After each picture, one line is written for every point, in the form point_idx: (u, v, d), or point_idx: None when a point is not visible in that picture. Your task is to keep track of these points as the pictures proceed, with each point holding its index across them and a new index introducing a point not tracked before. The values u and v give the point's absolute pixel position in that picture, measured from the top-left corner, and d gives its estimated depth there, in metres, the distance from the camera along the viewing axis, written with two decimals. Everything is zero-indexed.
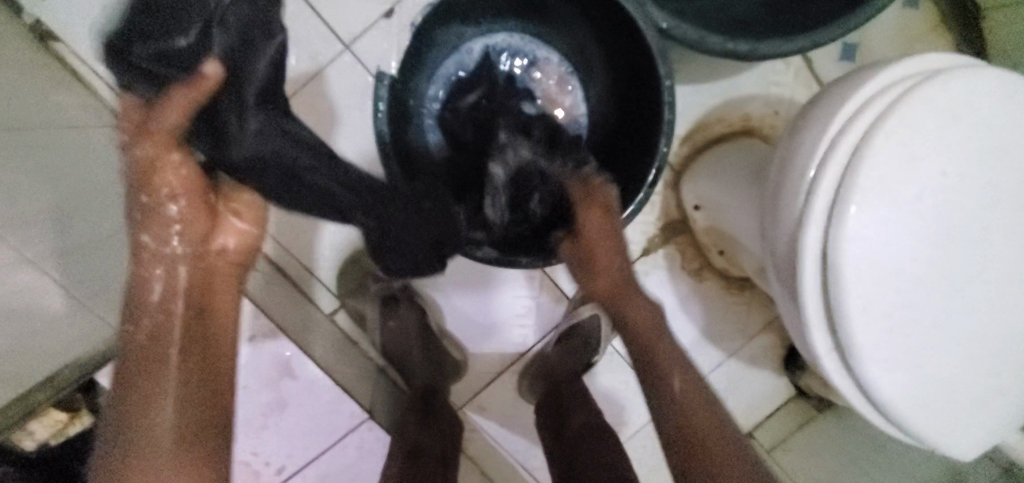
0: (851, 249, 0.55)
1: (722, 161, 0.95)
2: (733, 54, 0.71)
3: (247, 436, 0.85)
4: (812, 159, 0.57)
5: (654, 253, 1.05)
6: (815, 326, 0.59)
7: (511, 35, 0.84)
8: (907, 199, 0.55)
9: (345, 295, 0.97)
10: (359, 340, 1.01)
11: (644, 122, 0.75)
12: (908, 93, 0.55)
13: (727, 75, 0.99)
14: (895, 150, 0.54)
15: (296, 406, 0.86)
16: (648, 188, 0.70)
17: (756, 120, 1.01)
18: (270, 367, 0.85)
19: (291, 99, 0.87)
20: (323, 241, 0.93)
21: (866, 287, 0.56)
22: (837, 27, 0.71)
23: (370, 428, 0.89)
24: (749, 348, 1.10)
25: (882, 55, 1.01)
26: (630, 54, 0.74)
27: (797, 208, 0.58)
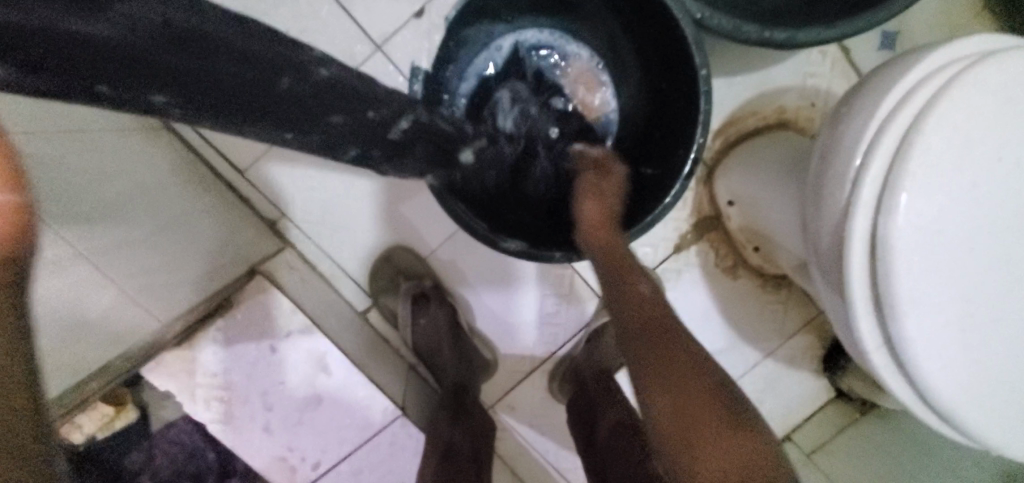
0: (902, 239, 0.53)
1: (758, 154, 0.93)
2: (770, 43, 0.69)
3: (283, 431, 0.85)
4: (857, 147, 0.55)
5: (687, 250, 1.03)
6: (863, 320, 0.56)
7: (540, 31, 0.83)
8: (961, 185, 0.53)
9: (377, 293, 0.98)
10: (391, 337, 1.02)
11: (678, 114, 0.73)
12: (961, 74, 0.53)
13: (761, 67, 0.97)
14: (948, 135, 0.52)
15: (330, 402, 0.86)
16: (684, 181, 0.68)
17: (792, 112, 0.99)
18: (305, 363, 0.85)
19: None
20: (357, 241, 0.97)
21: (917, 278, 0.54)
22: (878, 12, 0.69)
23: (402, 424, 0.88)
24: (787, 347, 1.06)
25: (925, 43, 0.97)
26: (662, 45, 0.72)
27: (843, 198, 0.56)
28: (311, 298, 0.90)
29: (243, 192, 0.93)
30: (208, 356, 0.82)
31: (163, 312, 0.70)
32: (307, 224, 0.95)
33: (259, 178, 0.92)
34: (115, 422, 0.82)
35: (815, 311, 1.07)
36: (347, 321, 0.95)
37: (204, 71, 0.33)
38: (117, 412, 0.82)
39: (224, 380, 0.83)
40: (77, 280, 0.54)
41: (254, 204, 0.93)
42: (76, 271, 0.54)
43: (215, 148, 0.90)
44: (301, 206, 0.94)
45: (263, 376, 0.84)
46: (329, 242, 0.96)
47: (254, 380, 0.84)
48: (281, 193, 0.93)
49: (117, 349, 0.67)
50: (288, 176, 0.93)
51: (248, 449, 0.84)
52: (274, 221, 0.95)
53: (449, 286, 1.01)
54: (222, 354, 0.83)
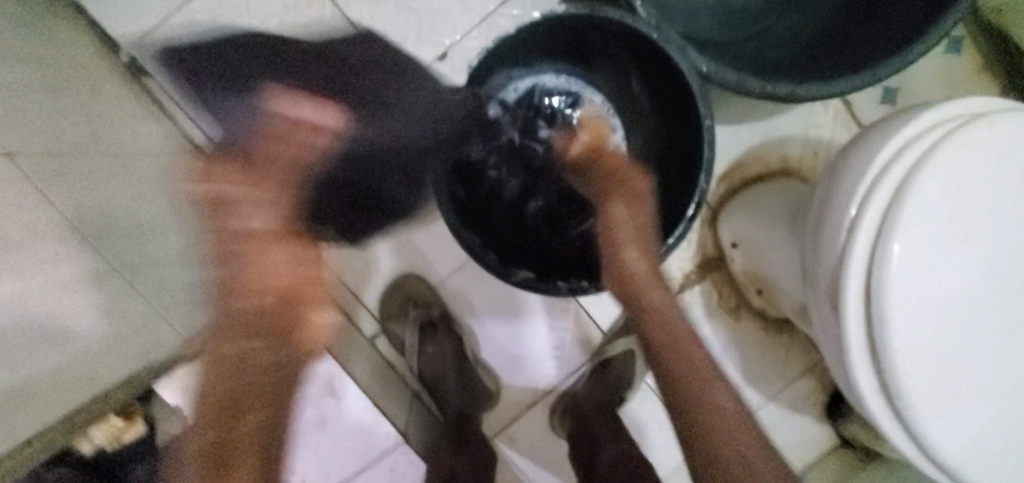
0: (895, 287, 0.55)
1: (762, 201, 0.96)
2: (773, 95, 0.73)
3: (286, 452, 0.86)
4: (853, 198, 0.58)
5: (691, 290, 1.05)
6: (859, 364, 0.58)
7: (557, 76, 0.89)
8: (952, 238, 0.55)
9: (387, 319, 1.00)
10: (398, 364, 1.03)
11: (684, 159, 0.77)
12: (951, 133, 0.56)
13: (766, 116, 1.01)
14: (939, 189, 0.55)
15: (335, 425, 0.88)
16: (688, 223, 0.72)
17: (794, 160, 1.02)
18: (314, 386, 0.86)
19: None
20: (370, 268, 1.00)
21: (911, 326, 0.55)
22: (874, 72, 0.74)
23: (403, 451, 0.90)
24: (789, 392, 1.07)
25: (924, 99, 1.01)
26: (670, 95, 0.77)
27: (839, 245, 0.58)
28: None
29: None
30: None
31: (184, 325, 0.73)
32: None
33: None
34: (124, 435, 0.84)
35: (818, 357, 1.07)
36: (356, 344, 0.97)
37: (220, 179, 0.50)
38: (126, 424, 0.83)
39: None
40: (78, 284, 0.56)
41: None
42: (75, 277, 0.56)
43: None
44: None
45: None
46: (342, 266, 0.99)
47: None
48: None
49: (148, 353, 0.69)
50: None
51: None
52: None
53: (456, 316, 1.03)
54: None
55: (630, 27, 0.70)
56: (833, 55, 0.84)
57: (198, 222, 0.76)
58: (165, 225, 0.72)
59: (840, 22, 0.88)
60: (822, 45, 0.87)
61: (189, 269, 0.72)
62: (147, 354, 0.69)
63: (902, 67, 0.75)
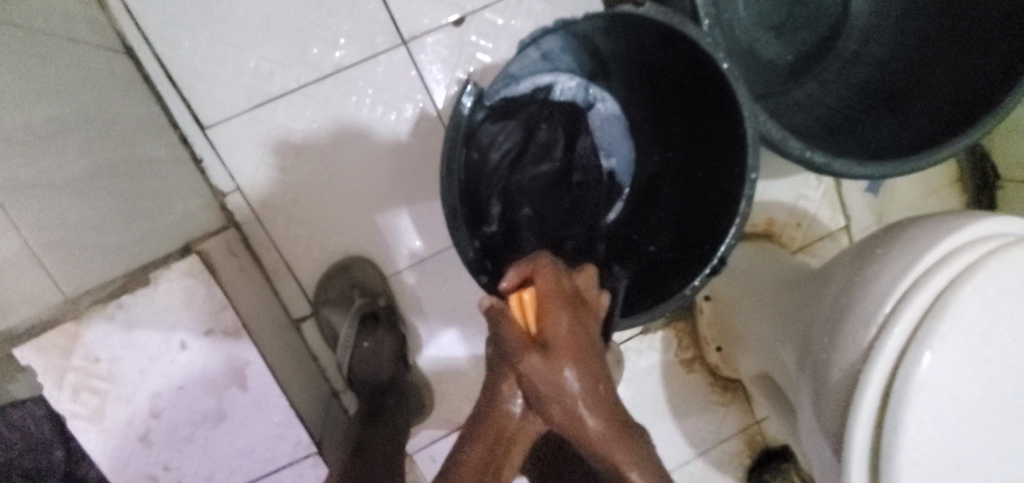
0: (920, 400, 0.54)
1: (750, 266, 0.91)
2: (809, 164, 0.70)
3: (163, 445, 0.68)
4: (891, 295, 0.56)
5: (654, 333, 0.99)
6: (856, 467, 0.56)
7: (574, 78, 0.75)
8: (977, 357, 0.56)
9: (323, 302, 0.85)
10: (321, 355, 0.89)
11: (710, 207, 0.70)
12: (994, 253, 0.56)
13: (766, 176, 0.97)
14: (978, 306, 0.55)
15: (235, 421, 0.71)
16: (706, 275, 0.64)
17: (779, 226, 0.99)
18: (220, 373, 0.69)
19: (329, 78, 0.80)
20: (317, 241, 0.85)
21: (921, 437, 0.55)
22: (916, 161, 0.71)
23: (313, 464, 0.76)
24: (720, 450, 1.03)
25: (903, 194, 1.03)
26: (710, 135, 0.70)
27: (866, 339, 0.57)
28: (245, 296, 0.74)
29: (198, 151, 0.79)
30: (97, 336, 0.63)
31: (71, 286, 0.54)
32: (262, 205, 0.82)
33: (223, 140, 0.80)
34: None
35: (754, 420, 1.04)
36: (280, 324, 0.82)
37: (475, 201, 0.72)
38: None
39: (107, 370, 0.65)
40: None
41: (206, 167, 0.80)
42: None
43: (180, 94, 0.78)
44: (263, 183, 0.82)
45: (159, 375, 0.66)
46: (283, 231, 0.83)
47: (146, 379, 0.66)
48: (244, 164, 0.81)
49: (11, 316, 0.50)
50: (258, 148, 0.81)
51: (110, 458, 0.66)
52: (225, 194, 0.81)
53: (402, 310, 0.89)
54: (117, 337, 0.64)
55: (697, 50, 0.62)
56: (858, 135, 0.81)
57: (106, 152, 0.59)
58: (75, 137, 0.55)
59: (864, 107, 0.84)
60: (843, 126, 0.83)
61: (96, 209, 0.55)
62: (16, 313, 0.51)
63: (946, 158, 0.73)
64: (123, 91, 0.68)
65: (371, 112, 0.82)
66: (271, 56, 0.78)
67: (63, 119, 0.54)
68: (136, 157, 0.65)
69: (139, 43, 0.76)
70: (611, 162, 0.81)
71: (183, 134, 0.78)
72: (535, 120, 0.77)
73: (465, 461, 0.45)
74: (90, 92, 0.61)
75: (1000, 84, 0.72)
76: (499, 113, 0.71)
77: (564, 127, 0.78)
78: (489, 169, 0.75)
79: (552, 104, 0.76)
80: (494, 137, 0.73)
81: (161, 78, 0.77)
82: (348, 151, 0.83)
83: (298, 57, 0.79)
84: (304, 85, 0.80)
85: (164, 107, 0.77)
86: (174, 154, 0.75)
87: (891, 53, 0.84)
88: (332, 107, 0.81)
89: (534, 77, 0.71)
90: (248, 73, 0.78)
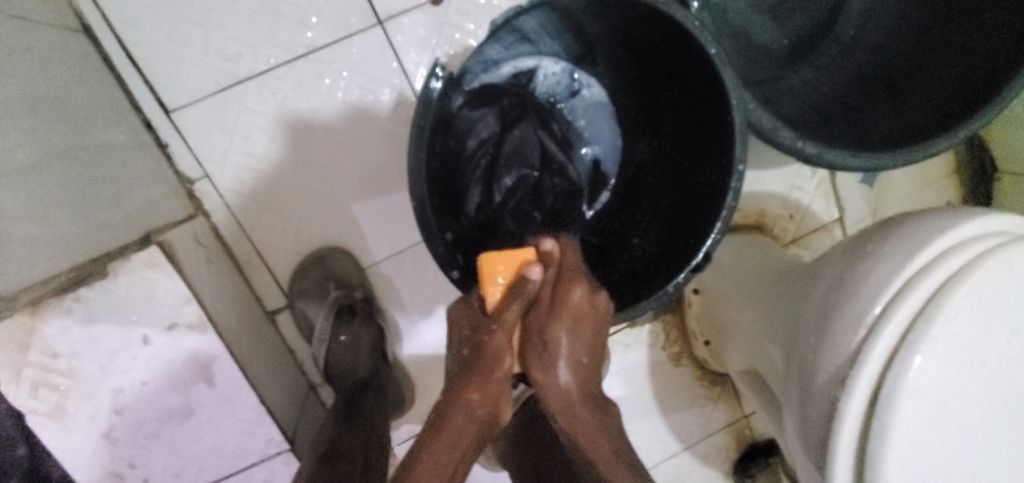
0: (908, 405, 0.52)
1: (739, 259, 0.88)
2: (800, 155, 0.66)
3: (127, 443, 0.65)
4: (881, 295, 0.54)
5: (640, 326, 0.97)
6: (841, 472, 0.54)
7: (556, 62, 0.72)
8: (969, 360, 0.53)
9: (297, 294, 0.82)
10: (296, 347, 0.87)
11: (696, 199, 0.67)
12: (991, 251, 0.53)
13: (758, 166, 0.94)
14: (972, 307, 0.53)
15: (203, 418, 0.68)
16: (690, 271, 0.62)
17: (771, 218, 0.96)
18: (186, 369, 0.67)
19: (301, 61, 0.76)
20: (290, 231, 0.82)
21: (908, 443, 0.53)
22: (915, 152, 0.68)
23: (286, 461, 0.73)
24: (706, 444, 1.02)
25: (898, 185, 1.01)
26: (697, 124, 0.66)
27: (854, 341, 0.54)
28: (212, 288, 0.71)
29: (164, 136, 0.76)
30: (54, 331, 0.61)
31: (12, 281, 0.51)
32: (232, 192, 0.79)
33: (189, 125, 0.76)
34: None
35: (743, 414, 1.02)
36: (252, 316, 0.79)
37: (450, 192, 0.69)
38: None
39: (67, 365, 0.62)
40: None
41: (173, 153, 0.77)
42: None
43: (143, 77, 0.74)
44: (233, 170, 0.78)
45: (122, 371, 0.64)
46: (255, 219, 0.80)
47: (108, 374, 0.63)
48: (212, 150, 0.77)
49: None
50: (227, 133, 0.77)
51: (72, 457, 0.64)
52: (193, 181, 0.78)
53: (380, 302, 0.86)
54: (75, 331, 0.61)
55: (683, 34, 0.59)
56: (854, 124, 0.78)
57: (59, 138, 0.56)
58: (23, 122, 0.52)
59: (859, 95, 0.80)
60: (837, 113, 0.79)
61: (42, 199, 0.52)
62: None
63: (946, 150, 0.69)
64: (77, 71, 0.65)
65: (345, 96, 0.78)
66: (239, 37, 0.75)
67: (9, 103, 0.51)
68: (92, 142, 0.62)
69: (98, 21, 0.72)
70: (595, 151, 0.78)
71: (147, 118, 0.75)
72: (515, 111, 0.73)
73: (427, 458, 0.51)
74: (40, 73, 0.57)
75: (1002, 68, 0.68)
76: (476, 98, 0.68)
77: (544, 113, 0.74)
78: (466, 159, 0.72)
79: (532, 89, 0.73)
80: (472, 124, 0.70)
81: (123, 60, 0.73)
82: (321, 138, 0.79)
83: (267, 37, 0.75)
84: (275, 68, 0.76)
85: (127, 89, 0.74)
86: (136, 139, 0.71)
87: (890, 37, 0.81)
88: (304, 90, 0.77)
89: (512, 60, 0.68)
90: (215, 54, 0.75)
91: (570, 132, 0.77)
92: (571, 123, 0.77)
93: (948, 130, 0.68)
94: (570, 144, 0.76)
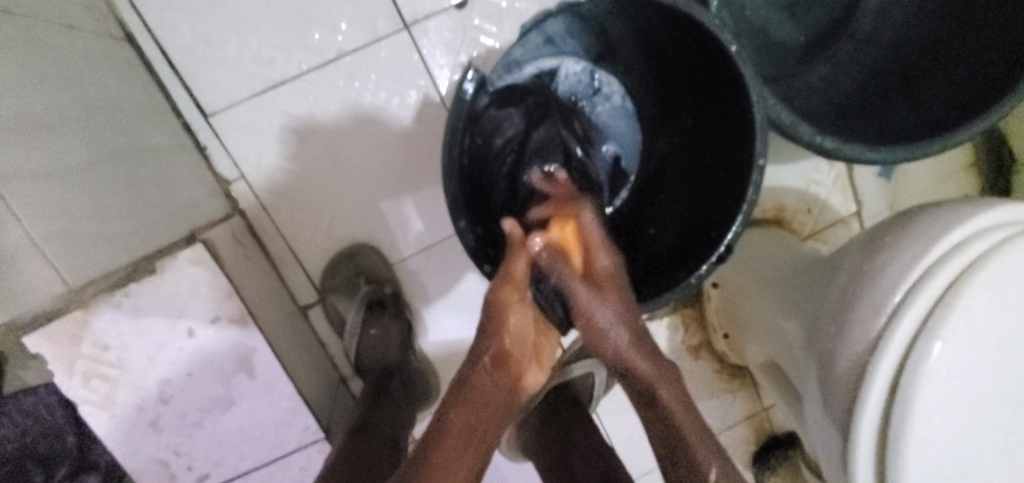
0: (928, 390, 0.53)
1: (756, 253, 0.90)
2: (819, 149, 0.68)
3: (173, 431, 0.69)
4: (899, 285, 0.55)
5: (660, 319, 0.99)
6: (862, 455, 0.56)
7: (579, 63, 0.75)
8: (989, 347, 0.55)
9: (328, 290, 0.85)
10: (327, 341, 0.90)
11: (718, 193, 0.69)
12: (1009, 240, 0.55)
13: (775, 162, 0.95)
14: (991, 294, 0.54)
15: (242, 408, 0.71)
16: (712, 263, 0.64)
17: (789, 213, 0.97)
18: (227, 361, 0.70)
19: (331, 64, 0.79)
20: (322, 229, 0.85)
21: (930, 427, 0.54)
22: (934, 145, 0.70)
23: (320, 450, 0.76)
24: (726, 436, 1.03)
25: (917, 179, 1.01)
26: (717, 121, 0.68)
27: (875, 328, 0.56)
28: (250, 284, 0.74)
29: (202, 139, 0.79)
30: (105, 324, 0.64)
31: (76, 276, 0.56)
32: (266, 192, 0.82)
33: (226, 128, 0.80)
34: None
35: (762, 407, 1.04)
36: (286, 311, 0.82)
37: (478, 190, 0.71)
38: None
39: (117, 357, 0.65)
40: None
41: (210, 155, 0.80)
42: None
43: (182, 81, 0.78)
44: (267, 171, 0.82)
45: (167, 362, 0.67)
46: (287, 217, 0.83)
47: (154, 366, 0.67)
48: (248, 152, 0.81)
49: (16, 305, 0.51)
50: (261, 136, 0.80)
51: (120, 444, 0.67)
52: (229, 182, 0.81)
53: (406, 297, 0.88)
54: (126, 324, 0.65)
55: (705, 34, 0.61)
56: (871, 118, 0.79)
57: (112, 143, 0.60)
58: (81, 127, 0.56)
59: (875, 90, 0.81)
60: (854, 108, 0.80)
61: (94, 197, 0.56)
62: (20, 304, 0.52)
63: (965, 142, 0.70)
64: (124, 79, 0.69)
65: (373, 98, 0.81)
66: (273, 43, 0.78)
67: (69, 110, 0.54)
68: (140, 146, 0.65)
69: (140, 30, 0.75)
70: (617, 149, 0.80)
71: (186, 122, 0.79)
72: (539, 110, 0.75)
73: (448, 432, 0.49)
74: (92, 83, 0.60)
75: (1020, 59, 0.69)
76: (502, 99, 0.70)
77: (567, 113, 0.76)
78: (494, 156, 0.74)
79: (555, 90, 0.75)
80: (497, 124, 0.72)
81: (162, 66, 0.77)
82: (351, 139, 0.82)
83: (299, 43, 0.78)
84: (306, 72, 0.79)
85: (167, 94, 0.77)
86: (177, 142, 0.75)
87: (907, 31, 0.82)
88: (334, 93, 0.80)
89: (536, 62, 0.70)
90: (251, 60, 0.78)
91: (592, 131, 0.79)
92: (594, 123, 0.79)
93: (968, 123, 0.70)
94: (594, 142, 0.78)
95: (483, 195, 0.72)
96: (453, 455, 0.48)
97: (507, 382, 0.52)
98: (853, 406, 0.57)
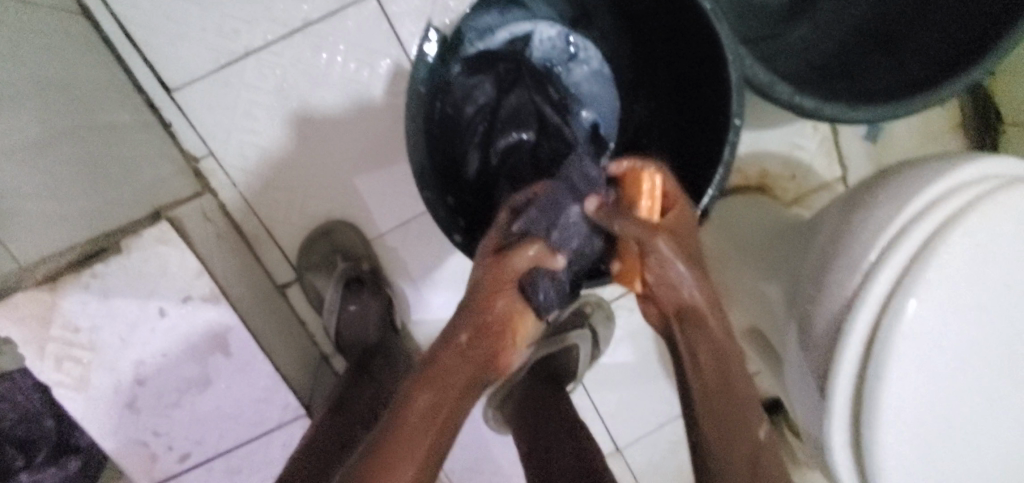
0: (903, 348, 0.53)
1: (739, 221, 0.88)
2: (797, 109, 0.67)
3: (151, 412, 0.68)
4: (874, 244, 0.55)
5: None
6: (837, 414, 0.56)
7: (553, 27, 0.72)
8: (965, 302, 0.54)
9: (304, 267, 0.84)
10: (307, 319, 0.89)
11: (695, 158, 0.67)
12: (987, 194, 0.54)
13: (758, 126, 0.94)
14: (967, 250, 0.53)
15: (221, 387, 0.71)
16: None
17: (772, 178, 0.96)
18: (202, 340, 0.69)
19: (298, 34, 0.77)
20: (296, 205, 0.83)
21: (905, 384, 0.54)
22: (915, 103, 0.68)
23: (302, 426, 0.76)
24: None
25: (902, 139, 1.00)
26: (694, 82, 0.66)
27: (851, 288, 0.55)
28: (223, 262, 0.73)
29: (167, 115, 0.77)
30: (73, 306, 0.63)
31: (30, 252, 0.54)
32: (236, 170, 0.80)
33: (191, 103, 0.77)
34: None
35: None
36: (263, 289, 0.81)
37: (447, 159, 0.69)
38: None
39: (88, 339, 0.64)
40: None
41: (176, 132, 0.78)
42: None
43: (142, 55, 0.75)
44: (236, 147, 0.80)
45: (140, 343, 0.66)
46: (260, 195, 0.82)
47: (127, 347, 0.66)
48: (216, 128, 0.79)
49: None
50: (228, 111, 0.78)
51: (97, 426, 0.66)
52: (198, 159, 0.79)
53: (386, 273, 0.87)
54: (95, 306, 0.64)
55: None
56: (854, 78, 0.77)
57: (69, 118, 0.58)
58: (36, 101, 0.54)
59: (858, 49, 0.79)
60: (836, 68, 0.78)
61: (51, 173, 0.54)
62: None
63: (948, 99, 0.69)
64: (80, 53, 0.66)
65: (343, 68, 0.79)
66: (236, 13, 0.75)
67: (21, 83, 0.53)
68: (100, 122, 0.64)
69: (95, 2, 0.73)
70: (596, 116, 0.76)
71: (149, 99, 0.76)
72: (511, 77, 0.73)
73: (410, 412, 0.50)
74: (44, 56, 0.58)
75: (1004, 11, 0.67)
76: (471, 66, 0.68)
77: (542, 79, 0.74)
78: (466, 126, 0.72)
79: (528, 55, 0.73)
80: (468, 92, 0.70)
81: (120, 40, 0.74)
82: (321, 112, 0.80)
83: (263, 13, 0.76)
84: (272, 43, 0.77)
85: (127, 69, 0.75)
86: (140, 119, 0.73)
87: None
88: (301, 65, 0.78)
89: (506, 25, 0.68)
90: (214, 32, 0.75)
91: (569, 97, 0.75)
92: (570, 89, 0.76)
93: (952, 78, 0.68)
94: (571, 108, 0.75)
95: (453, 165, 0.70)
96: (416, 431, 0.49)
97: (484, 357, 0.54)
98: (829, 366, 0.56)
